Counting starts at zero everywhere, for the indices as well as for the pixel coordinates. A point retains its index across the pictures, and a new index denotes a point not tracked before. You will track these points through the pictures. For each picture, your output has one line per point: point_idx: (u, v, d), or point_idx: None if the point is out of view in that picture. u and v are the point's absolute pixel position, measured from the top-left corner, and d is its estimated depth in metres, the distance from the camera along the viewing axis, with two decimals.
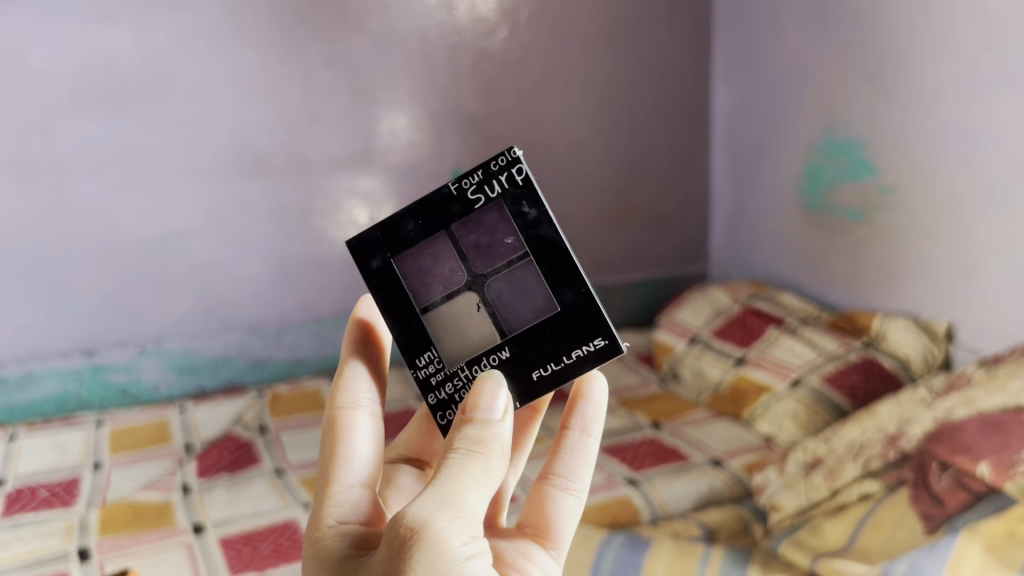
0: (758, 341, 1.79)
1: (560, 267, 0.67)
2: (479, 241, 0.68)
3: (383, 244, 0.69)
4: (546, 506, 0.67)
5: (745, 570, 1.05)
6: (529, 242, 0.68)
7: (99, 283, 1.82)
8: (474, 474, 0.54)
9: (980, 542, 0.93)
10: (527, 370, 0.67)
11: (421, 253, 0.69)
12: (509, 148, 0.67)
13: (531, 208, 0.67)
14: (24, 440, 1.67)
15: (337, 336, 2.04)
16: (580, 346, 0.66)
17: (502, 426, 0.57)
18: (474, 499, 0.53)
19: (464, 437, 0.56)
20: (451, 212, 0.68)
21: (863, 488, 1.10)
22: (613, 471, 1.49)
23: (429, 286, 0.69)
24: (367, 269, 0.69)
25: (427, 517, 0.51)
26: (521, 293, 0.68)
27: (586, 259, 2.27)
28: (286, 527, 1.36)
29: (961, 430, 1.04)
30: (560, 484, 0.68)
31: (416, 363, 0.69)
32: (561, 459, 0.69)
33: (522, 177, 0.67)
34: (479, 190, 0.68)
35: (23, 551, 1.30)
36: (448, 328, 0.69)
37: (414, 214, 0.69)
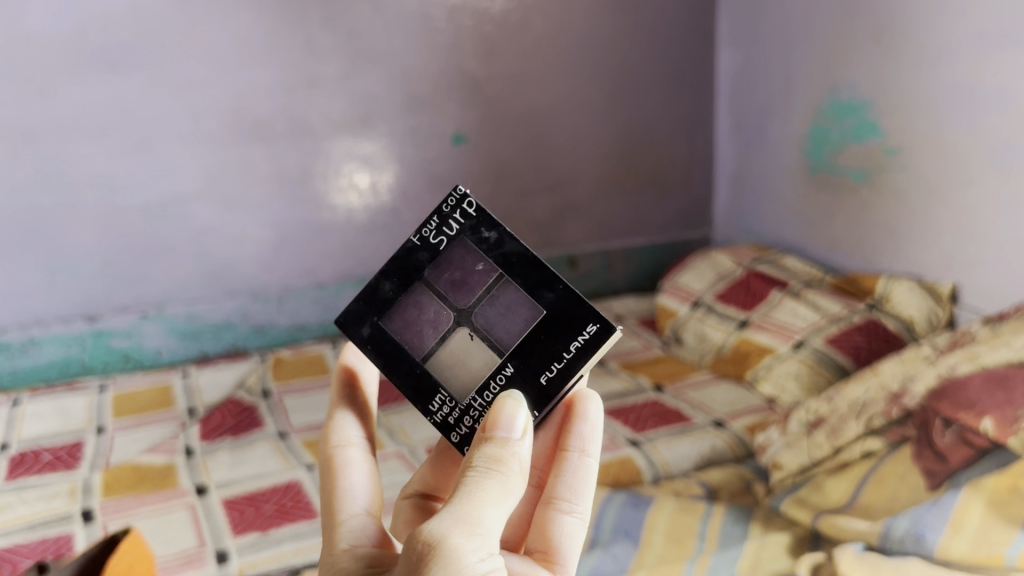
0: (762, 304, 1.79)
1: (533, 274, 0.66)
2: (454, 278, 0.67)
3: (366, 310, 0.67)
4: (549, 529, 0.61)
5: (746, 528, 1.06)
6: (500, 263, 0.66)
7: (101, 249, 1.81)
8: (491, 491, 0.52)
9: (983, 496, 0.92)
10: (534, 378, 0.64)
11: (407, 308, 0.67)
12: (454, 187, 0.67)
13: (490, 232, 0.66)
14: (28, 405, 1.67)
15: (339, 300, 2.04)
16: (574, 338, 0.64)
17: (522, 446, 0.55)
18: (490, 516, 0.50)
19: (482, 455, 0.54)
20: (421, 262, 0.67)
21: (866, 446, 1.10)
22: (615, 432, 1.49)
23: (422, 334, 0.67)
24: (360, 339, 0.67)
25: (443, 533, 0.48)
26: (509, 310, 0.66)
27: (586, 225, 2.27)
28: (289, 487, 1.36)
29: (966, 385, 1.02)
30: (562, 506, 0.61)
31: (430, 407, 0.66)
32: (562, 482, 0.62)
33: (475, 207, 0.67)
34: (439, 234, 0.67)
35: (28, 513, 1.30)
36: (451, 366, 0.66)
37: (386, 275, 0.67)
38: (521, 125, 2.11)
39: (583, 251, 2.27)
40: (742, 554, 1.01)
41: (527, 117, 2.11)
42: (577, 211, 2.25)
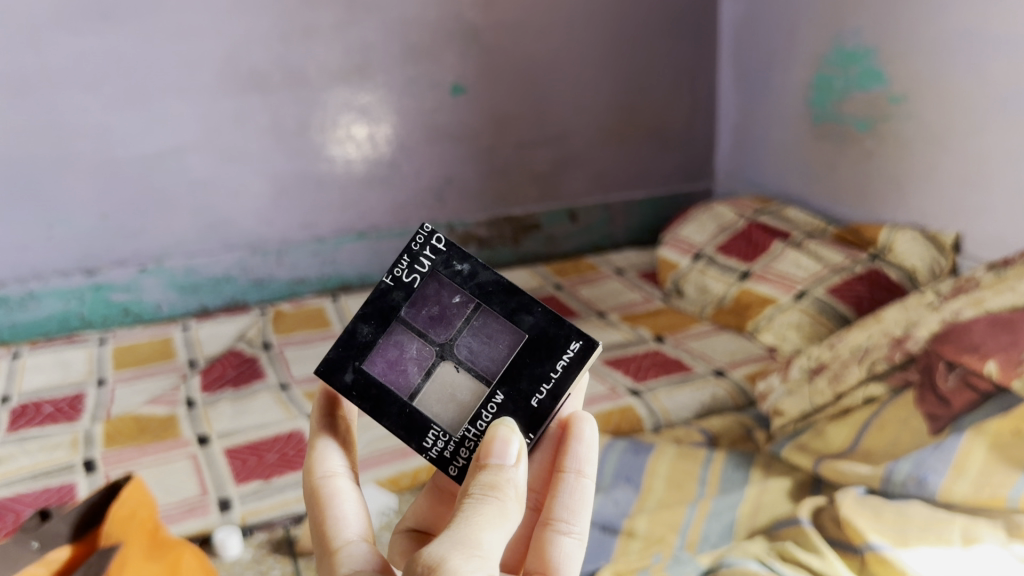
0: (763, 256, 1.78)
1: (511, 297, 0.60)
2: (431, 313, 0.60)
3: (344, 356, 0.59)
4: (546, 553, 0.55)
5: (747, 473, 1.07)
6: (476, 291, 0.60)
7: (98, 202, 1.80)
8: (488, 517, 0.47)
9: (986, 440, 0.91)
10: (524, 402, 0.58)
11: (388, 349, 0.60)
12: (421, 224, 0.61)
13: (462, 264, 0.61)
14: (28, 357, 1.67)
15: (339, 254, 2.03)
16: (560, 357, 0.58)
17: (517, 471, 0.51)
18: (491, 540, 0.46)
19: (477, 483, 0.50)
20: (396, 302, 0.60)
21: (867, 392, 1.10)
22: (615, 382, 1.49)
23: (406, 372, 0.59)
24: (342, 386, 0.59)
25: (442, 554, 0.44)
26: (489, 339, 0.60)
27: (586, 176, 2.26)
28: (291, 437, 1.36)
29: (970, 330, 1.00)
30: (559, 525, 0.56)
31: (423, 445, 0.58)
32: (558, 502, 0.57)
33: (444, 242, 0.61)
34: (411, 273, 0.61)
35: (30, 463, 1.30)
36: (441, 400, 0.59)
37: (361, 317, 0.60)
38: (520, 75, 2.08)
39: (582, 205, 2.28)
40: (742, 498, 1.02)
41: (526, 67, 2.08)
42: (576, 163, 2.23)
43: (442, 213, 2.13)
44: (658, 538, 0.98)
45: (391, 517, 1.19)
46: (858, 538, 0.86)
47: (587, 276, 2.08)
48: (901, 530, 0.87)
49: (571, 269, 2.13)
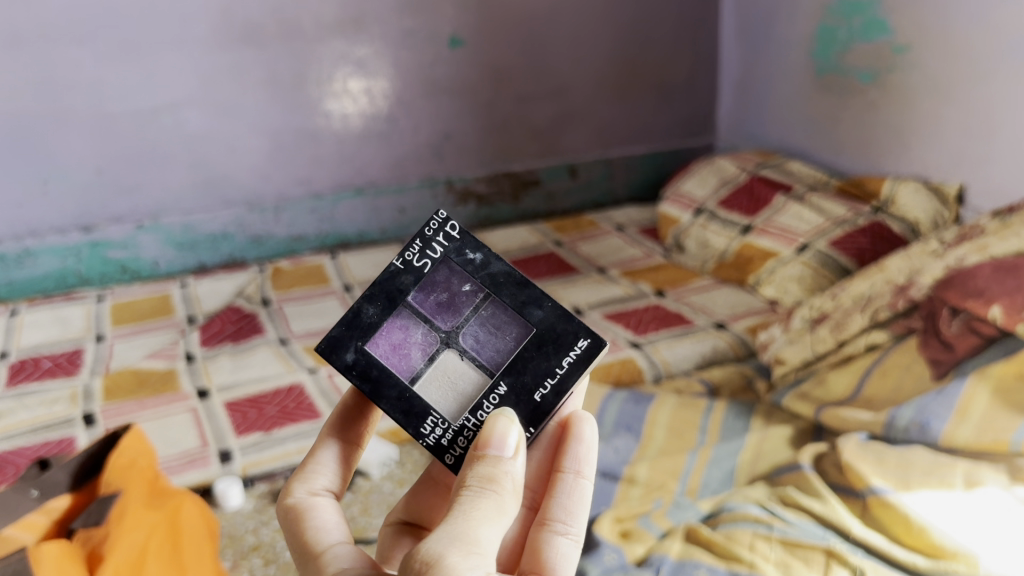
0: (765, 209, 1.76)
1: (521, 291, 0.58)
2: (440, 300, 0.58)
3: (346, 335, 0.56)
4: (540, 556, 0.51)
5: (748, 422, 1.07)
6: (485, 282, 0.58)
7: (93, 158, 1.78)
8: (486, 512, 0.45)
9: (990, 384, 0.90)
10: (527, 396, 0.56)
11: (391, 332, 0.57)
12: (436, 211, 0.59)
13: (475, 253, 0.59)
14: (25, 314, 1.67)
15: (337, 210, 2.02)
16: (566, 354, 0.56)
17: (516, 464, 0.48)
18: (489, 538, 0.44)
19: (474, 476, 0.47)
20: (404, 285, 0.58)
21: (869, 339, 1.09)
22: (616, 335, 1.49)
23: (408, 356, 0.57)
24: (341, 367, 0.56)
25: (440, 551, 0.41)
26: (496, 329, 0.58)
27: (586, 132, 2.24)
28: (291, 390, 1.36)
29: (974, 275, 0.99)
30: (557, 527, 0.51)
31: (421, 431, 0.56)
32: (555, 503, 0.52)
33: (458, 231, 0.59)
34: (421, 258, 0.58)
35: (30, 418, 1.30)
36: (443, 388, 0.57)
37: (367, 298, 0.57)
38: (519, 27, 2.04)
39: (582, 161, 2.26)
40: (743, 446, 1.01)
41: (525, 19, 2.04)
42: (576, 118, 2.21)
43: (440, 168, 2.11)
44: (659, 485, 0.98)
45: (392, 467, 1.19)
46: (861, 483, 0.86)
47: (587, 232, 2.06)
48: (903, 474, 0.86)
49: (571, 225, 2.11)
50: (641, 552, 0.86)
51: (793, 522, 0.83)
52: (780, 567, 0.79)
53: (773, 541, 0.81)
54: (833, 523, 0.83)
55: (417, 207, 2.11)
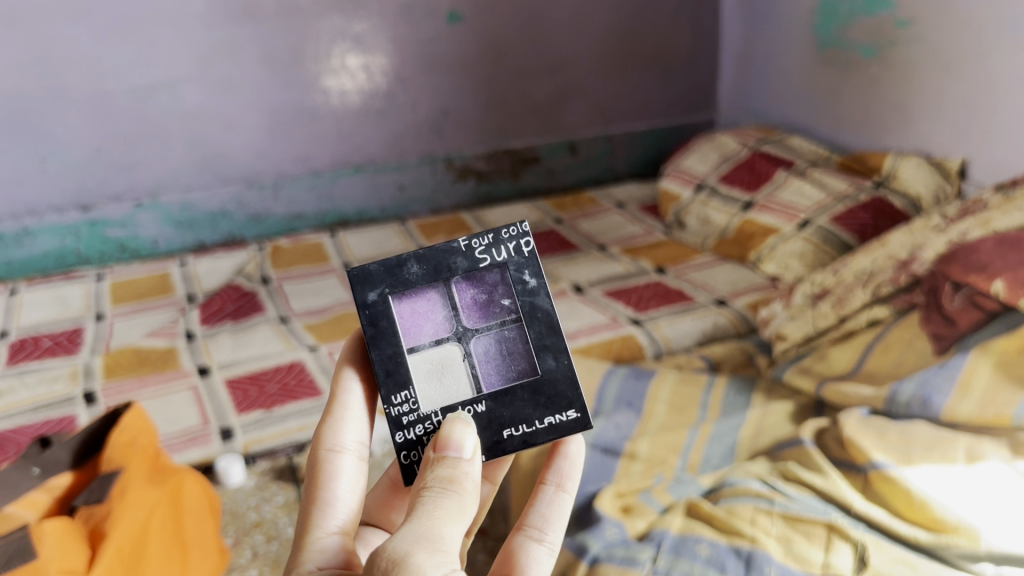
0: (767, 184, 1.76)
1: (551, 333, 0.59)
2: (476, 298, 0.59)
3: (382, 276, 0.57)
4: (512, 553, 0.53)
5: (748, 398, 1.07)
6: (522, 307, 0.59)
7: (90, 136, 1.77)
8: (448, 511, 0.46)
9: (992, 358, 0.90)
10: (497, 426, 0.58)
11: (420, 299, 0.58)
12: (523, 220, 0.60)
13: (532, 278, 0.60)
14: (25, 293, 1.66)
15: (337, 188, 2.01)
16: (553, 412, 0.58)
17: (472, 466, 0.50)
18: (452, 534, 0.44)
19: (435, 477, 0.48)
20: (455, 266, 0.59)
21: (871, 314, 1.09)
22: (617, 312, 1.49)
23: (421, 328, 0.58)
24: (361, 300, 0.57)
25: (406, 549, 0.42)
26: (504, 354, 0.59)
27: (586, 108, 2.23)
28: (292, 367, 1.36)
29: (977, 249, 0.98)
30: (531, 533, 0.54)
31: (390, 399, 0.56)
32: (534, 512, 0.55)
33: (529, 250, 0.60)
34: (485, 252, 0.59)
35: (31, 396, 1.30)
36: (430, 375, 0.58)
37: (419, 257, 0.58)
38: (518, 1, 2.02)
39: (582, 137, 2.25)
40: (744, 422, 1.02)
41: None
42: (576, 95, 2.20)
43: (439, 146, 2.10)
44: (660, 460, 0.98)
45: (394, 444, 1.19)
46: (863, 457, 0.85)
47: (588, 210, 2.06)
48: (905, 449, 0.86)
49: (571, 202, 2.10)
50: (643, 526, 0.86)
51: (794, 497, 0.83)
52: (782, 541, 0.79)
53: (773, 515, 0.81)
54: (834, 497, 0.83)
55: (417, 184, 2.10)
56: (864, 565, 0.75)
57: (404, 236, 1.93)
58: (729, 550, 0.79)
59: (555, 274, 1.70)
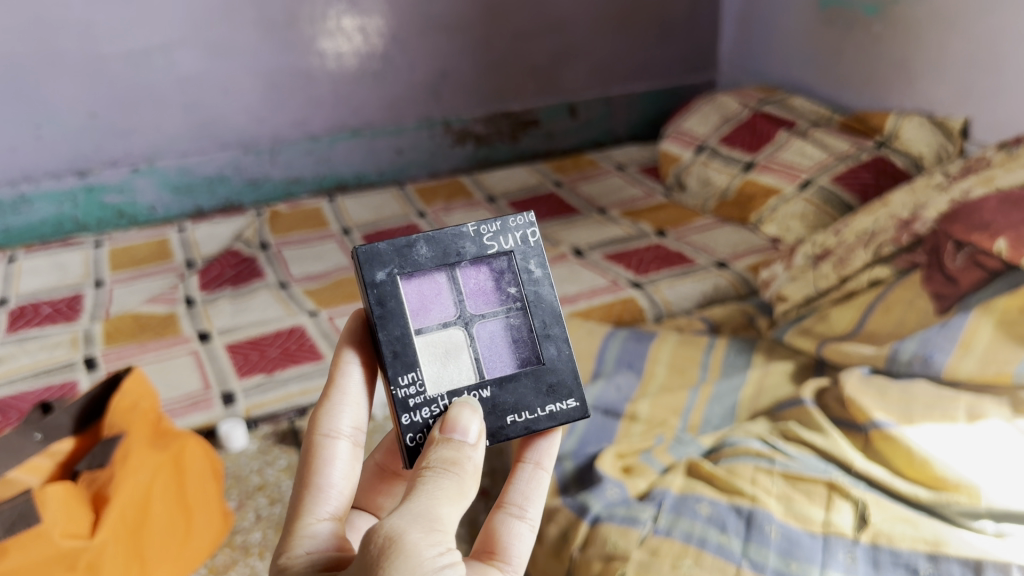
0: (768, 145, 1.74)
1: (553, 323, 0.60)
2: (482, 285, 0.59)
3: (391, 256, 0.56)
4: (495, 531, 0.53)
5: (749, 358, 1.07)
6: (527, 296, 0.60)
7: (85, 101, 1.75)
8: (446, 491, 0.46)
9: (993, 317, 0.89)
10: (501, 412, 0.57)
11: (428, 281, 0.57)
12: (528, 211, 0.61)
13: (537, 268, 0.60)
14: (23, 261, 1.66)
15: (335, 152, 2.00)
16: (554, 401, 0.58)
17: (475, 451, 0.50)
18: (449, 514, 0.45)
19: (436, 458, 0.48)
20: (464, 251, 0.59)
21: (873, 275, 1.08)
22: (617, 275, 1.48)
23: (427, 310, 0.57)
24: (369, 279, 0.55)
25: (402, 527, 0.42)
26: (509, 341, 0.59)
27: (585, 70, 2.20)
28: (292, 332, 1.36)
29: (980, 208, 0.97)
30: (512, 510, 0.54)
31: (397, 379, 0.55)
32: (513, 489, 0.55)
33: (535, 240, 0.61)
34: (493, 238, 0.59)
35: (31, 362, 1.30)
36: (436, 358, 0.57)
37: (428, 239, 0.58)
38: None
39: (582, 99, 2.23)
40: (744, 382, 1.02)
41: None
42: (575, 56, 2.17)
43: (438, 109, 2.08)
44: (660, 421, 0.98)
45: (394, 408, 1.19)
46: (863, 416, 0.86)
47: (588, 172, 2.04)
48: (906, 408, 0.86)
49: (571, 165, 2.09)
50: (643, 486, 0.86)
51: (795, 457, 0.84)
52: (782, 500, 0.79)
53: (774, 474, 0.82)
54: (834, 456, 0.83)
55: (415, 148, 2.09)
56: (865, 523, 0.76)
57: (403, 200, 1.93)
58: (729, 508, 0.79)
59: (555, 237, 1.69)
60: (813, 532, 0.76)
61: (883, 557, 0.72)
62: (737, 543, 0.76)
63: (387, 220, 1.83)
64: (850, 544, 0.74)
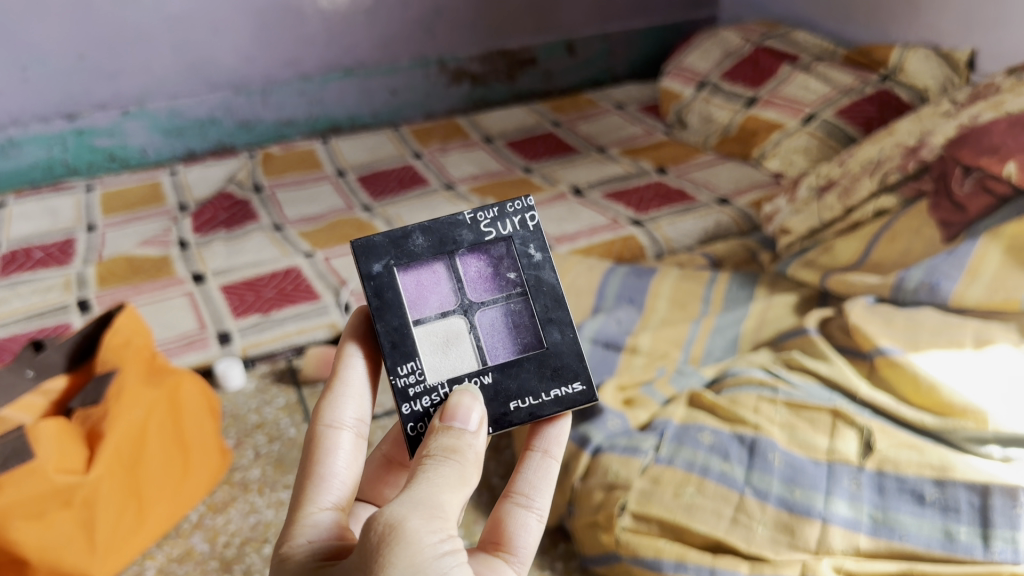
0: (770, 80, 1.70)
1: (557, 305, 0.58)
2: (482, 271, 0.58)
3: (386, 247, 0.56)
4: (502, 521, 0.51)
5: (752, 291, 1.05)
6: (528, 281, 0.58)
7: (72, 42, 1.70)
8: (448, 478, 0.44)
9: (1002, 243, 0.87)
10: (504, 399, 0.55)
11: (425, 271, 0.57)
12: (526, 195, 0.59)
13: (537, 252, 0.58)
14: (14, 205, 1.63)
15: (327, 93, 1.96)
16: (560, 385, 0.56)
17: (477, 438, 0.48)
18: (450, 501, 0.43)
19: (437, 445, 0.47)
20: (460, 239, 0.58)
21: (878, 204, 1.06)
22: (617, 213, 1.46)
23: (424, 300, 0.56)
24: (366, 271, 0.55)
25: (403, 514, 0.41)
26: (511, 326, 0.57)
27: (583, 6, 2.15)
28: (288, 273, 1.34)
29: (989, 131, 0.94)
30: (519, 499, 0.52)
31: (396, 369, 0.54)
32: (521, 477, 0.53)
33: (535, 224, 0.59)
34: (490, 225, 0.58)
35: (24, 306, 1.28)
36: (436, 348, 0.56)
37: (424, 228, 0.57)
38: None
39: (580, 36, 2.18)
40: (747, 314, 1.00)
41: None
42: None
43: (432, 47, 2.04)
44: (662, 354, 0.97)
45: None
46: (869, 344, 0.84)
47: (586, 111, 2.01)
48: (912, 335, 0.84)
49: (569, 104, 2.05)
50: (645, 418, 0.86)
51: (798, 385, 0.83)
52: (785, 429, 0.78)
53: (777, 403, 0.80)
54: (839, 384, 0.82)
55: (409, 88, 2.05)
56: (869, 450, 0.74)
57: (399, 142, 1.90)
58: (732, 438, 0.79)
59: (554, 177, 1.67)
60: (817, 460, 0.75)
61: (889, 484, 0.72)
62: (740, 471, 0.76)
63: (384, 161, 1.80)
64: (855, 471, 0.73)
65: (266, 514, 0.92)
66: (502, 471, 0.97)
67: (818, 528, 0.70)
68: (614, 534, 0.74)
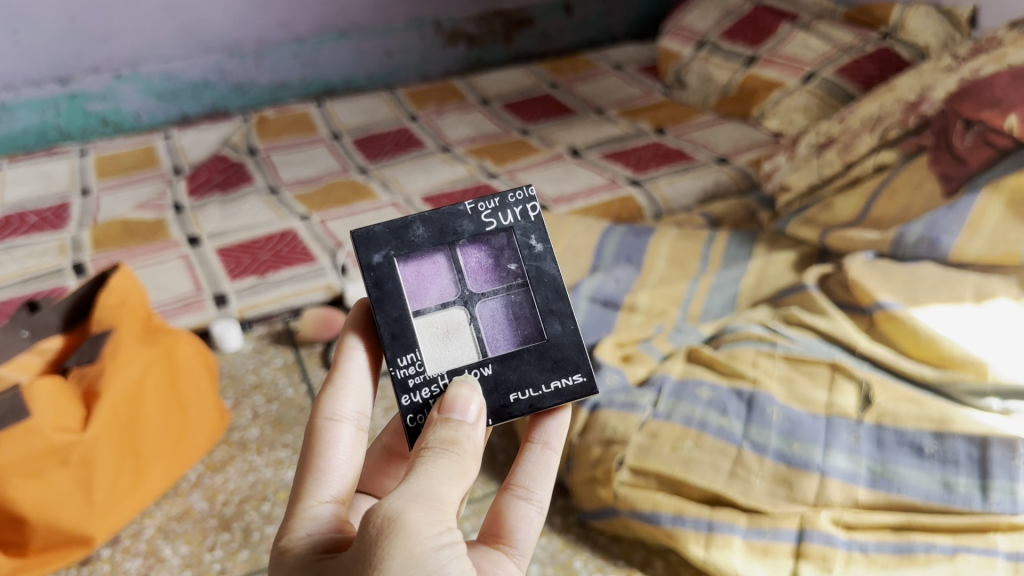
0: (770, 39, 1.68)
1: (558, 296, 0.57)
2: (482, 263, 0.57)
3: (387, 238, 0.55)
4: (502, 514, 0.52)
5: (751, 249, 1.05)
6: (529, 272, 0.57)
7: (63, 6, 1.67)
8: (447, 470, 0.44)
9: (1002, 196, 0.86)
10: (504, 390, 0.55)
11: (425, 262, 0.56)
12: (528, 184, 0.58)
13: (538, 243, 0.58)
14: (7, 169, 1.61)
15: (320, 54, 1.94)
16: (560, 376, 0.55)
17: (475, 430, 0.48)
18: (450, 492, 0.43)
19: (435, 437, 0.46)
20: (461, 230, 0.57)
21: (879, 159, 1.05)
22: (614, 173, 1.45)
23: (425, 291, 0.56)
24: (365, 262, 0.55)
25: (401, 507, 0.40)
26: (512, 318, 0.57)
27: None
28: (284, 235, 1.33)
29: (991, 84, 0.93)
30: (519, 492, 0.53)
31: (395, 360, 0.54)
32: (520, 469, 0.54)
33: (537, 214, 0.58)
34: (491, 215, 0.57)
35: (19, 270, 1.27)
36: (437, 339, 0.55)
37: (424, 219, 0.56)
38: None
39: None
40: (746, 272, 1.00)
41: None
42: None
43: (427, 8, 2.01)
44: (660, 312, 0.97)
45: None
46: (868, 298, 0.84)
47: (584, 72, 1.98)
48: (912, 290, 0.84)
49: (567, 65, 2.02)
50: (643, 372, 0.86)
51: (796, 339, 0.83)
52: (784, 383, 0.78)
53: (776, 357, 0.80)
54: (837, 338, 0.82)
55: (404, 50, 2.03)
56: (868, 404, 0.74)
57: (395, 104, 1.88)
58: (731, 392, 0.78)
59: (552, 138, 1.65)
60: (816, 414, 0.75)
61: (887, 437, 0.71)
62: (738, 425, 0.76)
63: (380, 124, 1.79)
64: (853, 425, 0.73)
65: (265, 474, 0.92)
66: (501, 429, 0.97)
67: (816, 481, 0.70)
68: (613, 488, 0.75)
